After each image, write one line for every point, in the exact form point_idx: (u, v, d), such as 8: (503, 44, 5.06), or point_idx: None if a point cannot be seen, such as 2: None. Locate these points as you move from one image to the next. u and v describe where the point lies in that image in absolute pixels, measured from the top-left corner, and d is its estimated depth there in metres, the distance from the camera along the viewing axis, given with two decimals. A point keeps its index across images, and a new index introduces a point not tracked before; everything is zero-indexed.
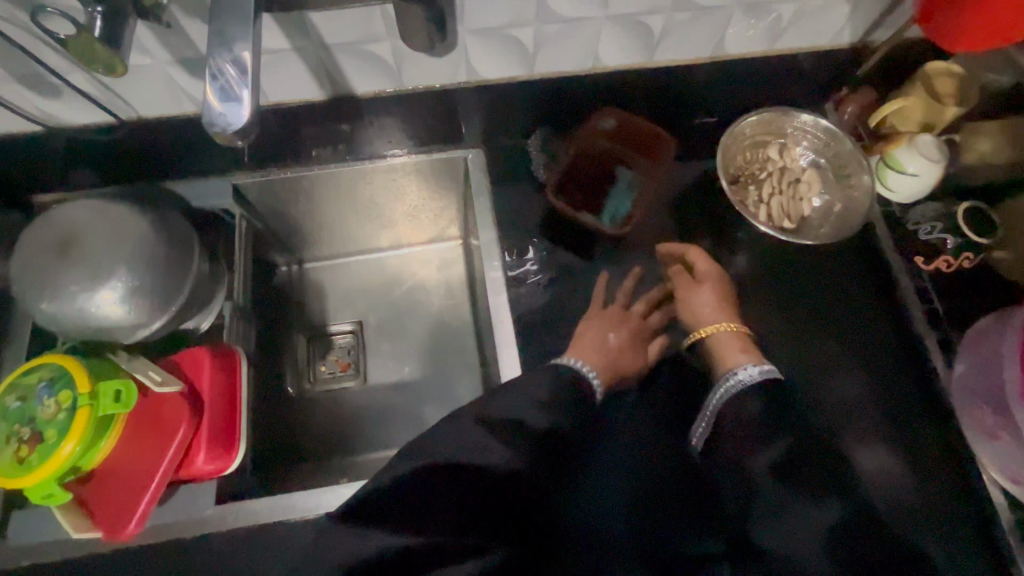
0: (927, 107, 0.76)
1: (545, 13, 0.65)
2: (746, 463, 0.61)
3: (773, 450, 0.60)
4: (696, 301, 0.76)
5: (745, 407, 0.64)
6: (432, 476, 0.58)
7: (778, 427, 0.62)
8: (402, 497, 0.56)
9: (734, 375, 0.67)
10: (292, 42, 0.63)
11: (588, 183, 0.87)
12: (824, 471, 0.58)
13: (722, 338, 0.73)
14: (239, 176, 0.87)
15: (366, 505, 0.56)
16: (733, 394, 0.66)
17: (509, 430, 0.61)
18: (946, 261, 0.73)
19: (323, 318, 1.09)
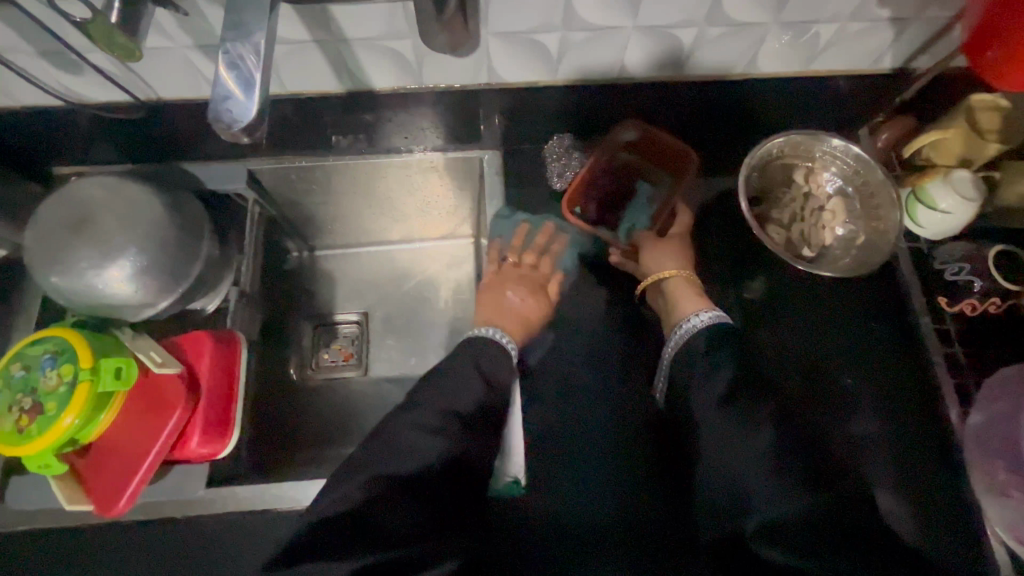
0: (967, 141, 0.72)
1: (571, 19, 0.63)
2: (700, 400, 0.65)
3: (719, 379, 0.65)
4: (661, 253, 0.82)
5: (696, 344, 0.70)
6: (380, 489, 0.60)
7: (722, 358, 0.66)
8: (360, 519, 0.58)
9: (687, 322, 0.72)
10: (312, 34, 0.62)
11: (607, 196, 0.85)
12: (764, 398, 0.63)
13: (680, 286, 0.78)
14: (254, 161, 0.86)
15: (323, 522, 0.58)
16: (686, 337, 0.71)
17: (456, 424, 0.66)
18: (971, 304, 0.70)
19: (330, 306, 1.10)
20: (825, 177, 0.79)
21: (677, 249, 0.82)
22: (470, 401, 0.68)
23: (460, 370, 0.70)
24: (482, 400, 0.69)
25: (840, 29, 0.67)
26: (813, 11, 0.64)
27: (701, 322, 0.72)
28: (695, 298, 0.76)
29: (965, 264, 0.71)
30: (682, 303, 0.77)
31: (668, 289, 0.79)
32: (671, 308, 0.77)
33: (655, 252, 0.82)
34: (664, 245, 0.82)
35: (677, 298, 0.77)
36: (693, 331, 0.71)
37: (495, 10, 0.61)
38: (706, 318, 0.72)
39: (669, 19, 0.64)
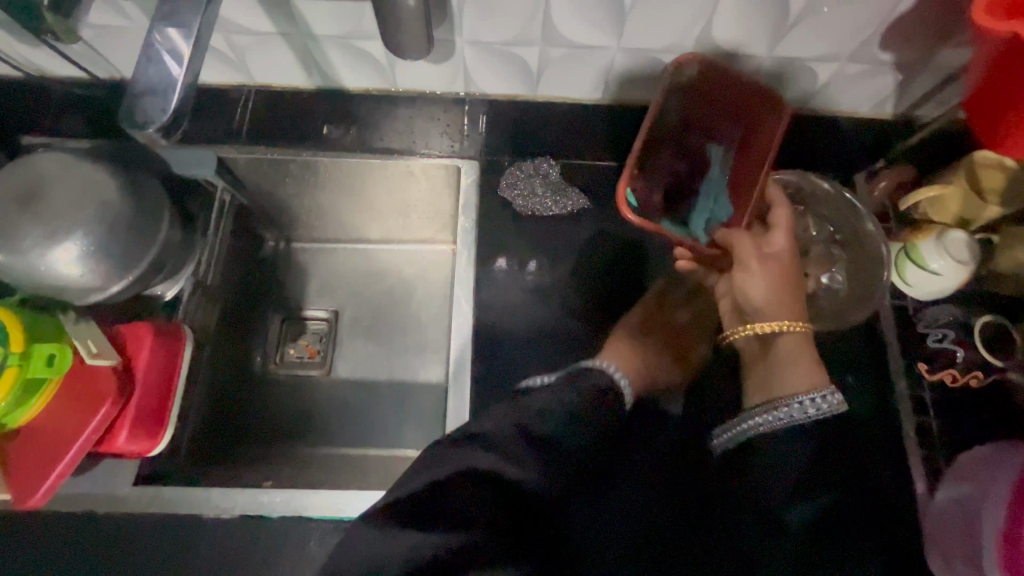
0: (965, 200, 0.68)
1: (551, 34, 0.60)
2: (780, 504, 0.55)
3: (812, 505, 0.55)
4: (755, 282, 0.63)
5: (796, 442, 0.56)
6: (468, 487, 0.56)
7: (821, 479, 0.56)
8: (442, 506, 0.54)
9: (794, 404, 0.57)
10: (278, 28, 0.60)
11: (672, 176, 0.65)
12: (846, 529, 0.57)
13: (788, 343, 0.62)
14: (226, 149, 0.84)
15: (394, 513, 0.54)
16: (787, 428, 0.57)
17: (544, 438, 0.59)
18: (952, 374, 0.66)
19: (300, 301, 1.06)
20: (813, 221, 0.74)
21: (776, 272, 0.64)
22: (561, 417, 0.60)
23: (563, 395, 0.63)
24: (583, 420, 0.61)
25: (839, 70, 0.63)
26: (809, 48, 0.60)
27: (815, 410, 0.57)
28: (806, 368, 0.60)
29: (948, 330, 0.67)
30: (793, 369, 0.60)
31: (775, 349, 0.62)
32: (772, 377, 0.60)
33: (748, 282, 0.64)
34: (760, 268, 0.64)
35: (780, 355, 0.62)
36: (798, 425, 0.57)
37: (472, 16, 0.57)
38: (823, 405, 0.57)
39: (656, 43, 0.61)
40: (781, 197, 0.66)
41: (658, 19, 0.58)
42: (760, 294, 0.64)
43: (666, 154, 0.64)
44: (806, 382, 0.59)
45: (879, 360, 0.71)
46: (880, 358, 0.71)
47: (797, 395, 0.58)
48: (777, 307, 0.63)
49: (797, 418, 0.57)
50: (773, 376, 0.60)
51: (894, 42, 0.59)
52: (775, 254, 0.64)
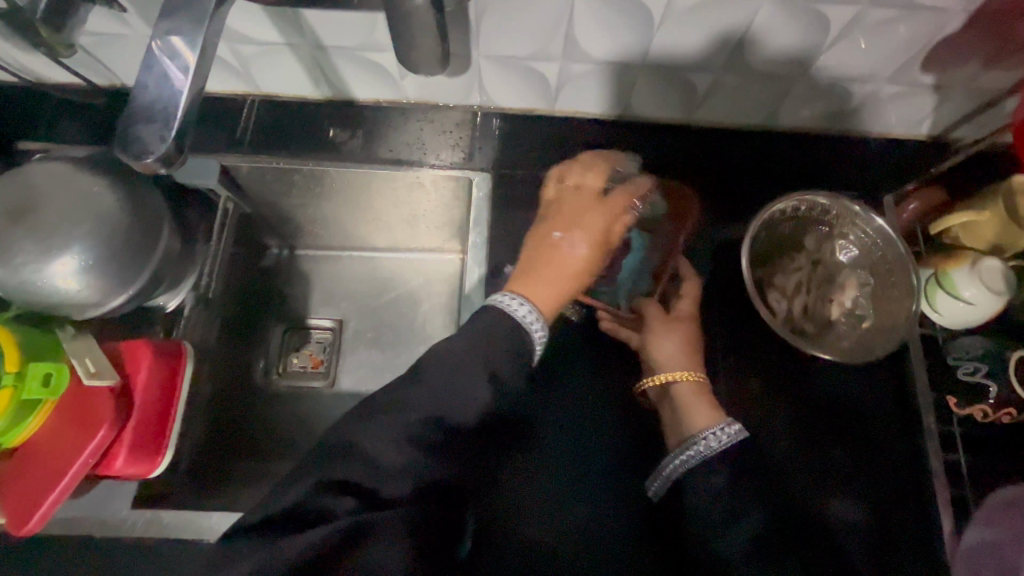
0: (1002, 229, 0.64)
1: (573, 50, 0.57)
2: (715, 530, 0.51)
3: (750, 522, 0.51)
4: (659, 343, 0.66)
5: (708, 477, 0.54)
6: (330, 494, 0.47)
7: (754, 496, 0.52)
8: (311, 518, 0.46)
9: (700, 441, 0.56)
10: (286, 39, 0.57)
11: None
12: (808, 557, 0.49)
13: (687, 395, 0.62)
14: (230, 157, 0.80)
15: (264, 522, 0.47)
16: (696, 465, 0.55)
17: (426, 436, 0.50)
18: (983, 411, 0.63)
19: (303, 310, 1.04)
20: (840, 244, 0.72)
21: (684, 335, 0.67)
22: (438, 401, 0.51)
23: (462, 341, 0.54)
24: (464, 417, 0.52)
25: (874, 91, 0.61)
26: (845, 69, 0.58)
27: (719, 443, 0.56)
28: (707, 408, 0.60)
29: (980, 364, 0.64)
30: (694, 413, 0.60)
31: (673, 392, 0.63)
32: (679, 420, 0.61)
33: (656, 341, 0.67)
34: (667, 331, 0.67)
35: (679, 407, 0.62)
36: (709, 460, 0.55)
37: (491, 31, 0.55)
38: (724, 437, 0.56)
39: (683, 61, 0.58)
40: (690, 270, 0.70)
41: (686, 38, 0.55)
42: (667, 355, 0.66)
43: None
44: (708, 420, 0.59)
45: (904, 392, 0.68)
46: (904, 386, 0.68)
47: (702, 431, 0.57)
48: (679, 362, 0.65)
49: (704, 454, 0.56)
50: (677, 419, 0.61)
51: (936, 66, 0.56)
52: (681, 316, 0.68)
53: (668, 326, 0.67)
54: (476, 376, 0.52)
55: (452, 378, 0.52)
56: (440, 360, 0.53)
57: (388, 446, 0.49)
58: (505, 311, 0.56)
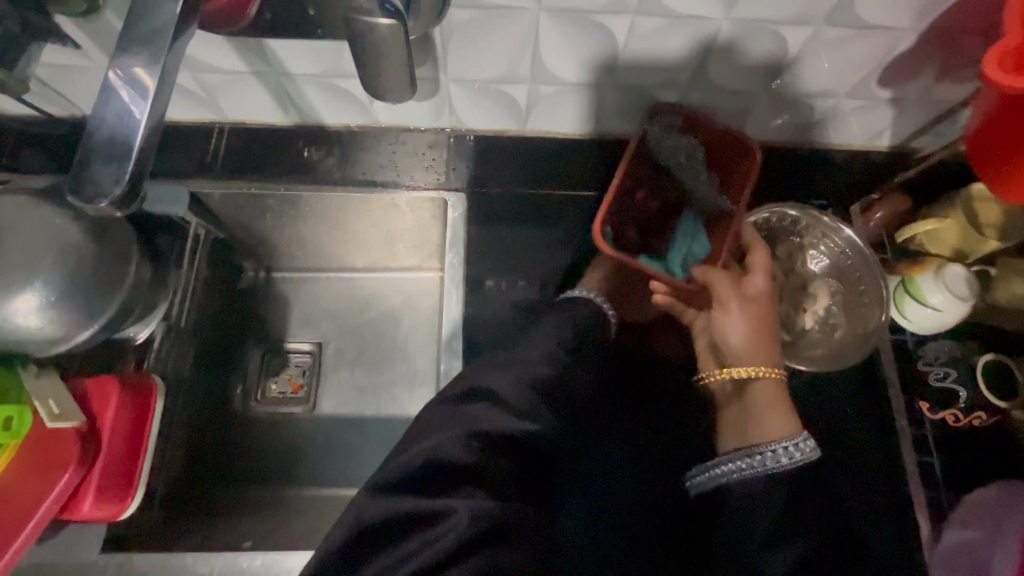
0: (964, 235, 0.67)
1: (541, 72, 0.57)
2: (749, 546, 0.53)
3: (790, 549, 0.52)
4: (730, 326, 0.65)
5: (766, 493, 0.55)
6: (480, 448, 0.54)
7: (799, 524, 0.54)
8: (459, 469, 0.53)
9: (767, 453, 0.57)
10: (249, 67, 0.56)
11: (642, 215, 0.69)
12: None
13: (762, 389, 0.63)
14: (199, 183, 0.79)
15: (404, 482, 0.54)
16: (755, 473, 0.56)
17: (539, 398, 0.58)
18: (955, 415, 0.65)
19: (282, 333, 1.02)
20: (811, 254, 0.73)
21: (756, 316, 0.65)
22: (534, 377, 0.59)
23: (553, 329, 0.65)
24: (549, 378, 0.60)
25: (835, 106, 0.62)
26: (808, 83, 0.59)
27: (789, 458, 0.57)
28: (781, 416, 0.61)
29: (950, 369, 0.65)
30: (767, 418, 0.61)
31: (747, 390, 0.63)
32: (750, 425, 0.61)
33: (728, 325, 0.65)
34: (739, 312, 0.64)
35: (752, 401, 0.63)
36: (771, 473, 0.56)
37: (457, 56, 0.55)
38: (796, 454, 0.57)
39: (648, 81, 0.59)
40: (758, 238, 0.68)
41: (649, 59, 0.56)
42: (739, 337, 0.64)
43: (652, 203, 0.69)
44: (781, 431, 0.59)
45: (880, 401, 0.70)
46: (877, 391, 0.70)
47: (773, 443, 0.58)
48: (751, 351, 0.64)
49: (770, 465, 0.57)
50: (748, 421, 0.62)
51: (893, 81, 0.58)
52: (754, 296, 0.65)
53: (738, 305, 0.64)
54: (557, 353, 0.62)
55: (547, 353, 0.62)
56: (543, 335, 0.64)
57: (501, 417, 0.56)
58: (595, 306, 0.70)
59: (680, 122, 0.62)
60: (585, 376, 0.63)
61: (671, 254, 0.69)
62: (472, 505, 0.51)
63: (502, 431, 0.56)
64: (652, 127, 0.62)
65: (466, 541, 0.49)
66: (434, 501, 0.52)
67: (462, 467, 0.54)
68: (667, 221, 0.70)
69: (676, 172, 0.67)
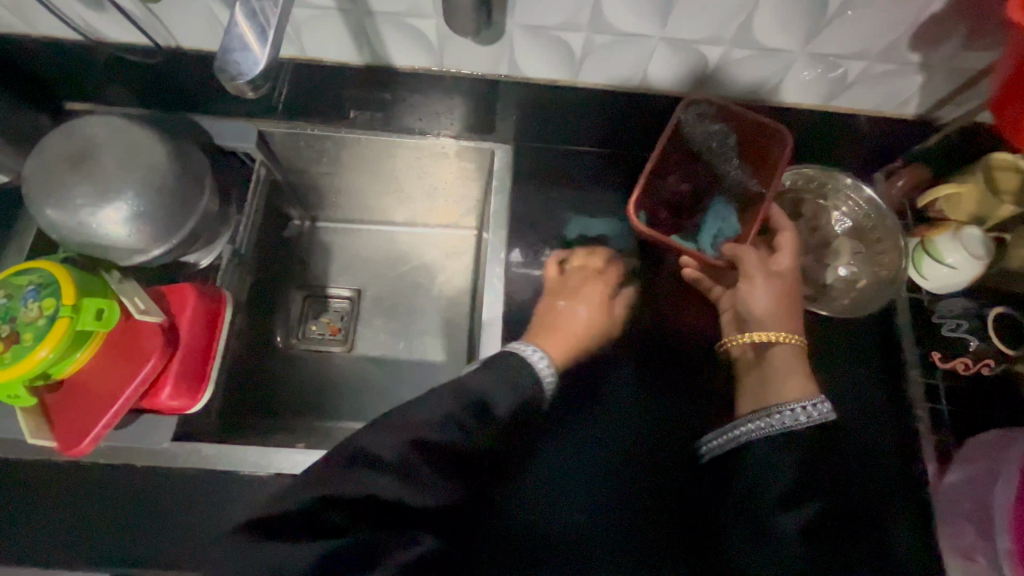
0: (981, 198, 0.71)
1: (598, 20, 0.62)
2: (768, 509, 0.55)
3: (804, 510, 0.55)
4: (753, 297, 0.69)
5: (779, 449, 0.58)
6: (341, 509, 0.50)
7: (815, 484, 0.56)
8: (323, 521, 0.49)
9: (783, 413, 0.60)
10: (337, 2, 0.62)
11: (677, 195, 0.75)
12: (850, 538, 0.55)
13: (781, 352, 0.66)
14: (265, 123, 0.86)
15: (258, 528, 0.49)
16: (770, 432, 0.59)
17: (461, 431, 0.57)
18: (964, 362, 0.69)
19: (323, 279, 1.08)
20: (835, 216, 0.77)
21: (780, 289, 0.69)
22: (448, 422, 0.57)
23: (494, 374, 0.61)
24: (495, 416, 0.60)
25: (867, 69, 0.67)
26: (842, 44, 0.63)
27: (805, 417, 0.60)
28: (799, 379, 0.64)
29: (962, 320, 0.70)
30: (785, 381, 0.64)
31: (765, 354, 0.67)
32: (769, 389, 0.64)
33: (753, 294, 0.69)
34: (763, 284, 0.69)
35: (771, 362, 0.66)
36: (785, 432, 0.59)
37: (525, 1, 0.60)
38: (812, 413, 0.60)
39: (696, 35, 0.64)
40: (786, 221, 0.72)
41: (699, 12, 0.61)
42: (764, 305, 0.68)
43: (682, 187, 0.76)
44: (799, 392, 0.62)
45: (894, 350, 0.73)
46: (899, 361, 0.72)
47: (788, 403, 0.60)
48: (775, 318, 0.68)
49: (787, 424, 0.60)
50: (769, 385, 0.64)
51: (921, 44, 0.63)
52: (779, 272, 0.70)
53: (765, 278, 0.69)
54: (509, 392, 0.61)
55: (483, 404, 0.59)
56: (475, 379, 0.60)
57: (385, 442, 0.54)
58: (529, 361, 0.64)
59: (712, 111, 0.70)
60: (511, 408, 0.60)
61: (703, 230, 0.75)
62: (329, 548, 0.47)
63: (403, 460, 0.54)
64: (688, 115, 0.70)
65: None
66: (275, 552, 0.47)
67: (340, 513, 0.50)
68: (699, 204, 0.76)
69: (710, 159, 0.73)
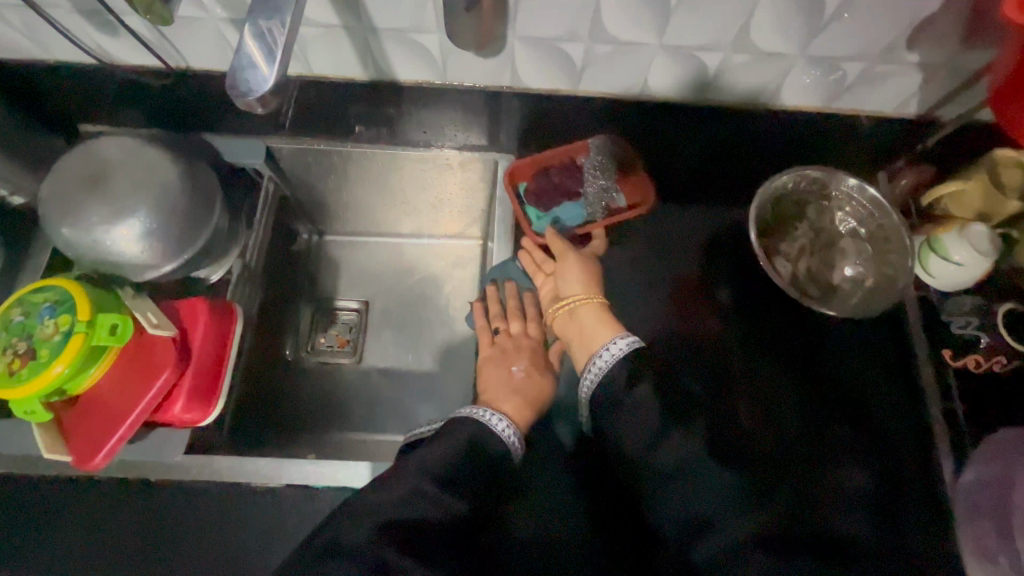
0: (986, 194, 0.71)
1: (598, 31, 0.63)
2: (633, 431, 0.58)
3: (652, 413, 0.58)
4: (568, 275, 0.75)
5: (613, 380, 0.61)
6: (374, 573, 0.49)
7: (656, 392, 0.59)
8: None
9: (601, 355, 0.64)
10: (343, 21, 0.64)
11: (554, 186, 0.84)
12: (709, 434, 0.57)
13: (585, 313, 0.71)
14: (273, 138, 0.88)
15: None
16: (605, 376, 0.62)
17: (450, 485, 0.57)
18: (976, 360, 0.68)
19: (332, 292, 1.10)
20: (840, 217, 0.78)
21: (590, 274, 0.76)
22: (456, 469, 0.58)
23: (469, 430, 0.61)
24: (492, 458, 0.61)
25: (866, 71, 0.67)
26: (839, 48, 0.64)
27: (615, 353, 0.63)
28: (604, 329, 0.69)
29: (971, 318, 0.70)
30: (594, 332, 0.69)
31: (575, 316, 0.72)
32: (586, 340, 0.69)
33: (567, 272, 0.76)
34: (577, 266, 0.76)
35: (580, 323, 0.71)
36: (613, 367, 0.62)
37: (526, 14, 0.62)
38: (618, 349, 0.64)
39: (694, 42, 0.64)
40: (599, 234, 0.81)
41: (699, 20, 0.61)
42: (576, 281, 0.75)
43: (569, 178, 0.84)
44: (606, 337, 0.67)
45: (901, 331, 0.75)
46: (909, 360, 0.74)
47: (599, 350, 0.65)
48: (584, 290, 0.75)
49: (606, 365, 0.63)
50: (585, 338, 0.69)
51: (920, 44, 0.63)
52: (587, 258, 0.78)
53: (577, 259, 0.76)
54: (490, 442, 0.62)
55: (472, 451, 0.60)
56: (449, 444, 0.60)
57: (406, 495, 0.55)
58: (483, 423, 0.62)
59: (610, 145, 0.81)
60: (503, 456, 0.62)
61: (548, 214, 0.85)
62: None
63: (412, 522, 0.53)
64: (597, 144, 0.81)
65: None
66: None
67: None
68: (561, 199, 0.85)
69: (584, 176, 0.83)
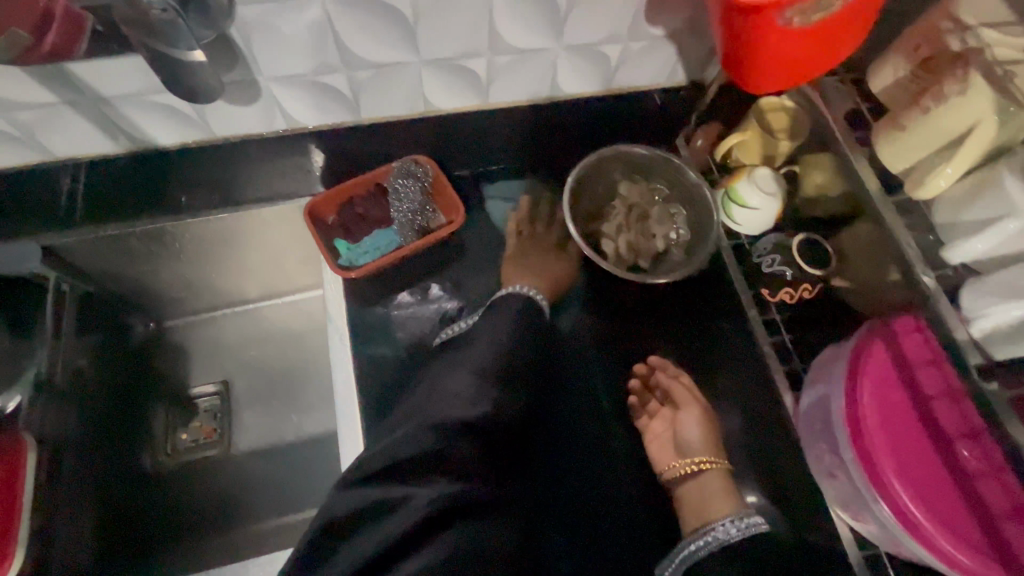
0: (764, 142, 0.77)
1: (349, 57, 0.62)
2: None
3: None
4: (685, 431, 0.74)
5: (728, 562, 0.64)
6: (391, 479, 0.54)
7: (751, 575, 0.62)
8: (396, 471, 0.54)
9: (719, 528, 0.66)
10: (60, 95, 0.61)
11: (359, 215, 0.79)
12: None
13: (711, 480, 0.71)
14: (49, 236, 0.74)
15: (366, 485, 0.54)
16: (715, 553, 0.65)
17: (488, 375, 0.63)
18: (789, 293, 0.73)
19: (185, 381, 0.99)
20: (652, 186, 0.82)
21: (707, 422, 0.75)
22: (492, 358, 0.64)
23: (495, 318, 0.70)
24: (521, 341, 0.68)
25: (622, 50, 0.70)
26: (588, 35, 0.67)
27: (736, 529, 0.65)
28: (722, 497, 0.69)
29: (776, 255, 0.73)
30: (714, 501, 0.69)
31: (700, 479, 0.71)
32: (701, 505, 0.70)
33: (686, 422, 0.75)
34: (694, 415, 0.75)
35: (703, 490, 0.71)
36: (725, 548, 0.65)
37: (263, 53, 0.59)
38: (741, 525, 0.65)
39: (451, 52, 0.64)
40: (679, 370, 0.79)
41: (445, 30, 0.61)
42: (695, 434, 0.74)
43: (373, 206, 0.79)
44: (727, 508, 0.68)
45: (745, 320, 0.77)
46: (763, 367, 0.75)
47: (722, 519, 0.66)
48: (705, 446, 0.74)
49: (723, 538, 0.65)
50: (704, 504, 0.69)
51: (658, 19, 0.67)
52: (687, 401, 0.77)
53: (691, 407, 0.76)
54: (519, 325, 0.69)
55: (501, 339, 0.67)
56: (485, 328, 0.68)
57: (444, 388, 0.62)
58: (523, 295, 0.72)
59: (414, 166, 0.78)
60: (524, 332, 0.69)
61: (359, 245, 0.79)
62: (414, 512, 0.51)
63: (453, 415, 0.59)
64: (400, 166, 0.77)
65: (424, 532, 0.49)
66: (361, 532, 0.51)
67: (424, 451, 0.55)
68: (368, 228, 0.80)
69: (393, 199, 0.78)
